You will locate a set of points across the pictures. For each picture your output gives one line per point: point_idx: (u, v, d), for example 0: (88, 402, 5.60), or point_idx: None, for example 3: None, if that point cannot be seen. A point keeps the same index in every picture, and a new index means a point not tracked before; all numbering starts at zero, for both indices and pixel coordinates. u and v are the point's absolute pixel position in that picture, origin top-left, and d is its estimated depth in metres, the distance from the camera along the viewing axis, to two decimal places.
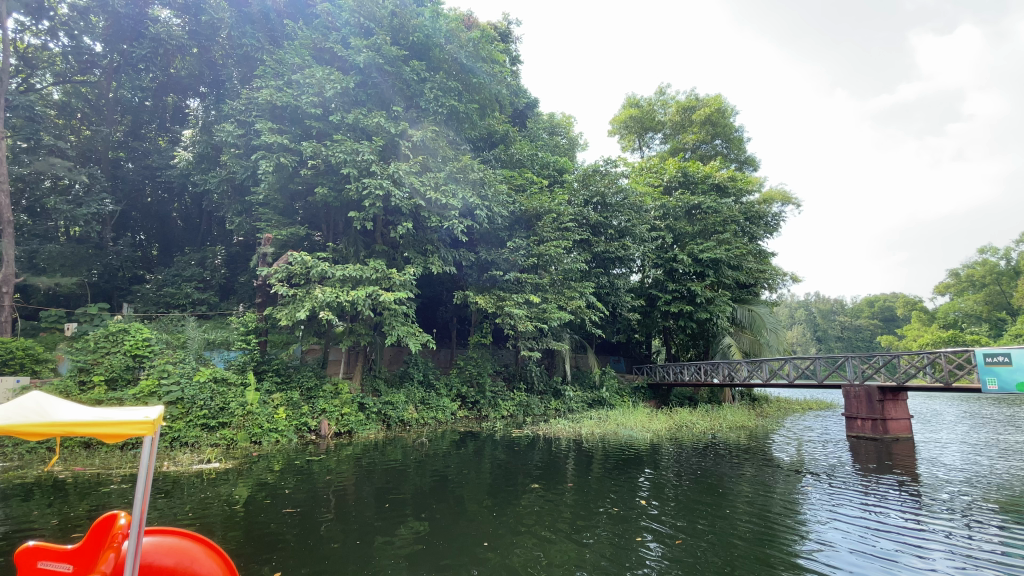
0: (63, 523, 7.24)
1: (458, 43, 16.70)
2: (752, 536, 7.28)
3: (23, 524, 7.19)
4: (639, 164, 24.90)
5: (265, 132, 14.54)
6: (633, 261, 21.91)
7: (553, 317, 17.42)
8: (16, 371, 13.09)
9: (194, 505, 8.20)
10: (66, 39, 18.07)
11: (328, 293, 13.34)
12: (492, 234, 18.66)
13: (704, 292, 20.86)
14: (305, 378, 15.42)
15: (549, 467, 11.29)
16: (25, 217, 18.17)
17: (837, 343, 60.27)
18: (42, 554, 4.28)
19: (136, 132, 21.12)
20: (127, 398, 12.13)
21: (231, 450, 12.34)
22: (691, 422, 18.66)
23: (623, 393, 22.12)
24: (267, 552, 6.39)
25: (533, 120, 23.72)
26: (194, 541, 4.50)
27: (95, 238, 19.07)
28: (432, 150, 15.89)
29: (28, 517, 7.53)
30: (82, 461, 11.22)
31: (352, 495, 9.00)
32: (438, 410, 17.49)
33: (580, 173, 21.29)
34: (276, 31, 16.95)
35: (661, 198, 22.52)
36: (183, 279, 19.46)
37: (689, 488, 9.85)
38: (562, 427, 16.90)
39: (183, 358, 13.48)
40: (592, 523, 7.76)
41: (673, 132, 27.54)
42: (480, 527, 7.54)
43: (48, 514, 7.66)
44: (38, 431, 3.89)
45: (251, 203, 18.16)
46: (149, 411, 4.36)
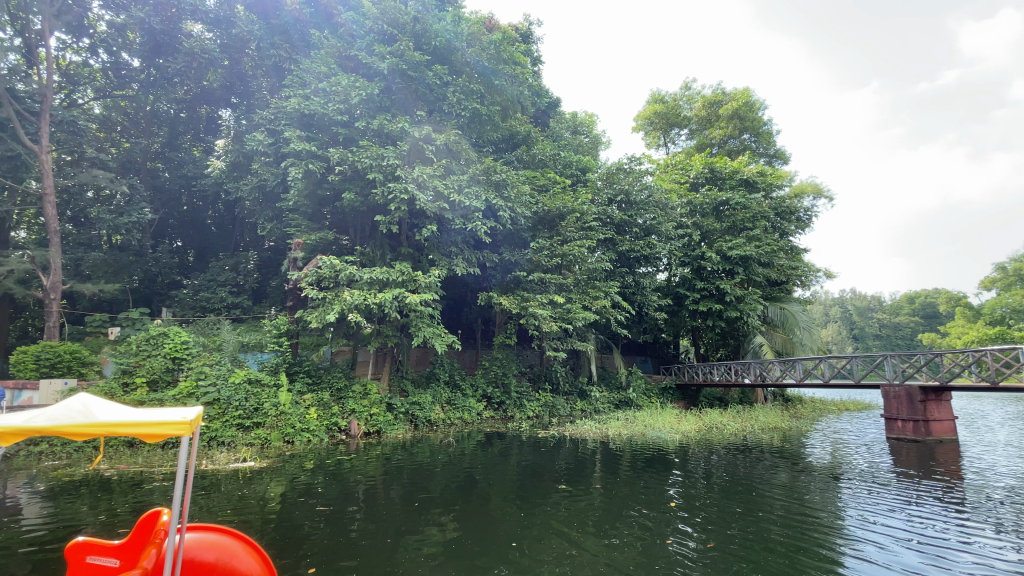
0: (109, 519, 7.51)
1: (479, 45, 16.74)
2: (788, 540, 7.07)
3: (73, 520, 7.49)
4: (664, 161, 24.42)
5: (294, 139, 14.87)
6: (660, 260, 21.49)
7: (578, 317, 17.24)
8: (64, 374, 13.68)
9: (231, 502, 8.42)
10: (105, 55, 18.74)
11: (356, 295, 13.56)
12: (516, 235, 18.59)
13: (734, 290, 20.33)
14: (335, 378, 15.66)
15: (576, 469, 11.19)
16: (71, 227, 19.00)
17: (874, 341, 57.99)
18: (90, 549, 4.40)
19: (173, 143, 21.68)
20: (168, 399, 12.57)
21: (265, 449, 12.64)
22: (722, 424, 18.20)
23: (651, 394, 21.71)
24: (302, 548, 6.48)
25: (555, 119, 23.60)
26: (233, 537, 4.56)
27: (136, 246, 19.81)
28: (455, 154, 15.94)
29: (77, 513, 7.82)
30: (126, 460, 11.64)
31: (381, 494, 9.05)
32: (464, 410, 17.53)
33: (604, 172, 21.09)
34: (303, 41, 17.31)
35: (688, 195, 22.09)
36: (217, 283, 20.05)
37: (721, 492, 9.55)
38: (589, 428, 16.70)
39: (219, 360, 13.88)
40: (622, 525, 7.64)
41: (699, 127, 26.94)
42: (508, 527, 7.48)
43: (95, 510, 7.94)
44: (84, 430, 4.03)
45: (282, 209, 18.58)
46: (185, 414, 4.42)
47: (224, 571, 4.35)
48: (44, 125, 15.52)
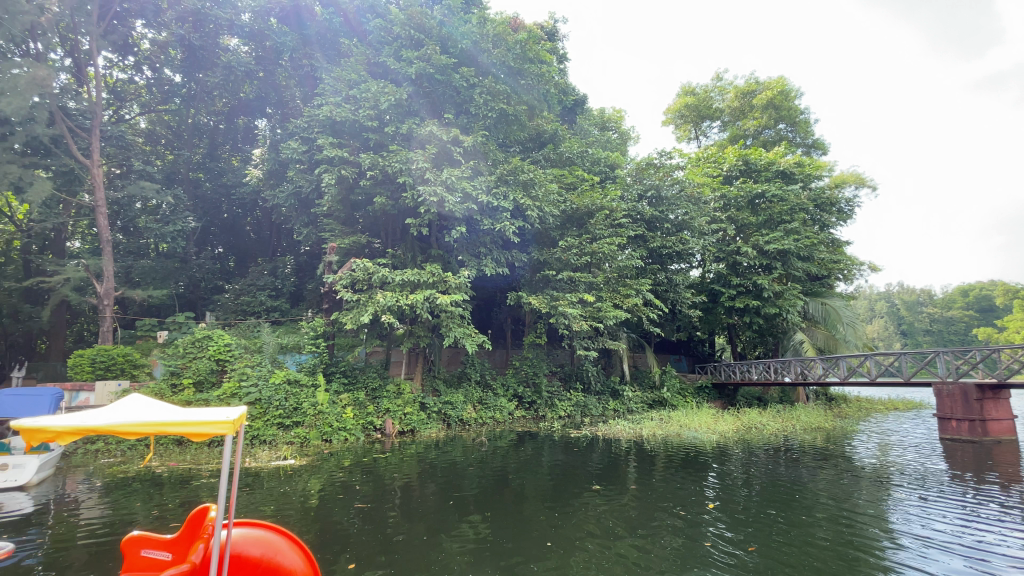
0: (161, 514, 7.85)
1: (505, 46, 16.67)
2: (833, 545, 6.74)
3: (128, 514, 7.85)
4: (696, 154, 23.40)
5: (327, 146, 15.16)
6: (693, 256, 20.91)
7: (609, 316, 16.96)
8: (118, 376, 14.38)
9: (273, 498, 8.65)
10: (149, 71, 19.51)
11: (389, 297, 13.78)
12: (544, 234, 18.50)
13: (772, 286, 19.65)
14: (370, 378, 15.90)
15: (609, 469, 11.02)
16: (121, 236, 19.99)
17: (925, 337, 55.11)
18: (144, 544, 4.56)
19: (213, 154, 22.27)
20: (213, 399, 13.09)
21: (304, 448, 12.98)
22: (761, 424, 17.59)
23: (686, 393, 21.12)
24: (341, 543, 6.59)
25: (583, 117, 23.31)
26: (277, 533, 4.62)
27: (181, 253, 20.66)
28: (482, 155, 16.12)
29: (132, 508, 8.19)
30: (175, 457, 12.17)
31: (416, 492, 9.10)
32: (496, 410, 17.51)
33: (633, 167, 20.74)
34: (333, 49, 17.65)
35: (721, 188, 21.42)
36: (257, 288, 20.73)
37: (761, 494, 9.20)
38: (622, 428, 16.38)
39: (260, 362, 14.34)
40: (658, 526, 7.46)
41: (732, 119, 26.07)
42: (542, 527, 7.37)
43: (148, 505, 8.31)
44: (136, 430, 4.16)
45: (316, 214, 19.00)
46: (228, 414, 4.48)
47: (269, 565, 4.40)
48: (94, 140, 16.36)
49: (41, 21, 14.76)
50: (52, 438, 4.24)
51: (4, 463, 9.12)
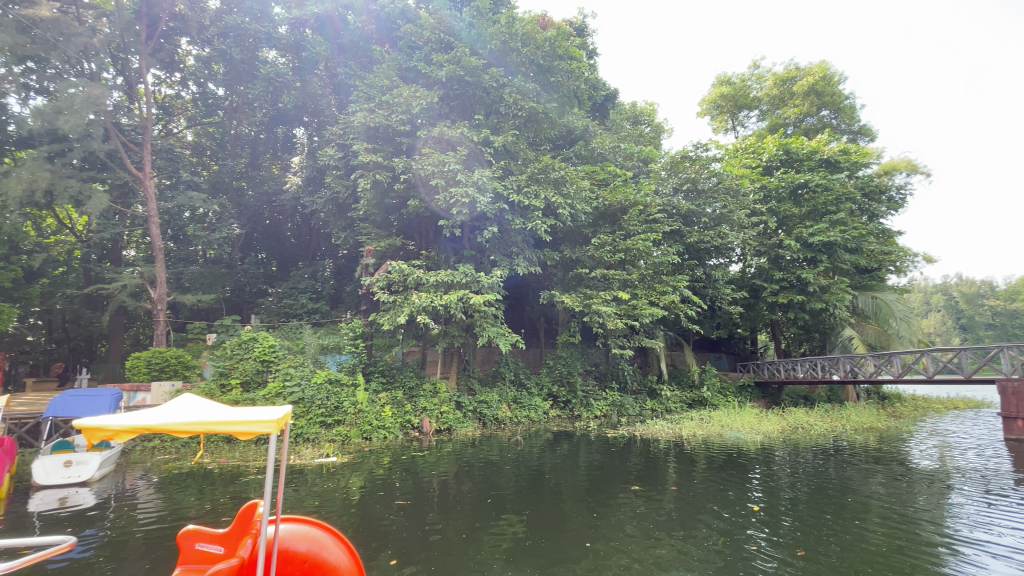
0: (213, 509, 8.14)
1: (534, 44, 16.51)
2: (890, 551, 6.33)
3: (181, 508, 8.19)
4: (732, 146, 22.36)
5: (362, 152, 15.41)
6: (733, 251, 20.17)
7: (645, 313, 16.48)
8: (171, 377, 15.10)
9: (316, 495, 8.85)
10: (194, 86, 20.36)
11: (424, 298, 13.92)
12: (577, 232, 18.25)
13: (817, 280, 18.83)
14: (407, 378, 16.09)
15: (648, 469, 10.74)
16: (172, 244, 21.01)
17: (986, 332, 51.50)
18: (197, 537, 4.57)
19: (255, 163, 23.07)
20: (259, 399, 13.59)
21: (346, 445, 13.30)
22: (808, 423, 16.80)
23: (727, 392, 20.35)
24: (382, 540, 6.64)
25: (614, 112, 22.80)
26: (322, 529, 4.61)
27: (227, 259, 21.50)
28: (513, 154, 16.27)
29: (185, 502, 8.53)
30: (225, 454, 12.68)
31: (453, 490, 9.11)
32: (531, 409, 17.39)
33: (668, 161, 20.17)
34: (366, 56, 17.98)
35: (761, 179, 20.49)
36: (298, 291, 21.40)
37: (809, 497, 8.78)
38: (660, 428, 15.98)
39: (302, 362, 14.79)
40: (700, 528, 7.20)
41: (771, 107, 24.96)
42: (580, 527, 7.24)
43: (200, 500, 8.66)
44: (187, 429, 4.26)
45: (353, 218, 19.37)
46: (274, 413, 4.54)
47: (316, 562, 4.39)
48: (146, 154, 17.24)
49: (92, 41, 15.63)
50: (110, 437, 4.36)
51: (69, 459, 9.70)
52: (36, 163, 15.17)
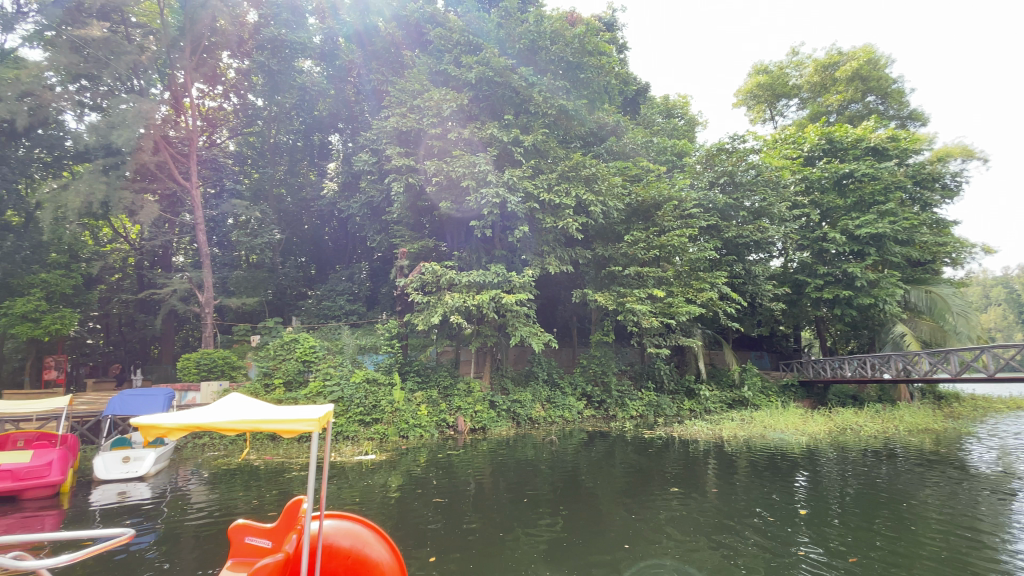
0: (260, 503, 8.46)
1: (563, 41, 16.37)
2: (951, 560, 5.95)
3: (230, 503, 8.54)
4: (772, 137, 21.21)
5: (394, 156, 15.59)
6: (774, 245, 19.40)
7: (681, 311, 15.94)
8: (219, 377, 15.76)
9: (357, 491, 9.05)
10: (235, 98, 21.24)
11: (457, 298, 14.03)
12: (609, 229, 17.95)
13: (865, 274, 17.93)
14: (441, 377, 16.24)
15: (686, 471, 10.46)
16: (217, 250, 21.94)
17: None
18: (246, 531, 4.64)
19: (294, 170, 23.41)
20: (300, 398, 14.04)
21: (383, 443, 13.58)
22: (858, 424, 16.00)
23: (770, 392, 19.58)
24: (421, 537, 6.71)
25: (646, 106, 22.28)
26: (365, 526, 4.53)
27: (269, 263, 22.24)
28: (543, 152, 16.11)
29: (234, 497, 8.89)
30: (270, 451, 13.16)
31: (489, 489, 9.10)
32: (565, 408, 17.24)
33: (703, 154, 19.55)
34: (396, 62, 18.24)
35: (802, 169, 19.57)
36: (336, 293, 22.00)
37: (860, 501, 8.31)
38: (699, 429, 15.56)
39: (341, 362, 15.18)
40: (743, 532, 6.95)
41: (812, 95, 23.83)
42: (619, 529, 7.07)
43: (247, 495, 9.00)
44: (234, 427, 4.37)
45: (387, 221, 19.66)
46: (316, 412, 4.59)
47: (359, 561, 4.33)
48: (193, 164, 18.02)
49: (141, 59, 16.66)
50: (164, 435, 4.44)
51: (128, 455, 10.32)
52: (93, 176, 16.02)
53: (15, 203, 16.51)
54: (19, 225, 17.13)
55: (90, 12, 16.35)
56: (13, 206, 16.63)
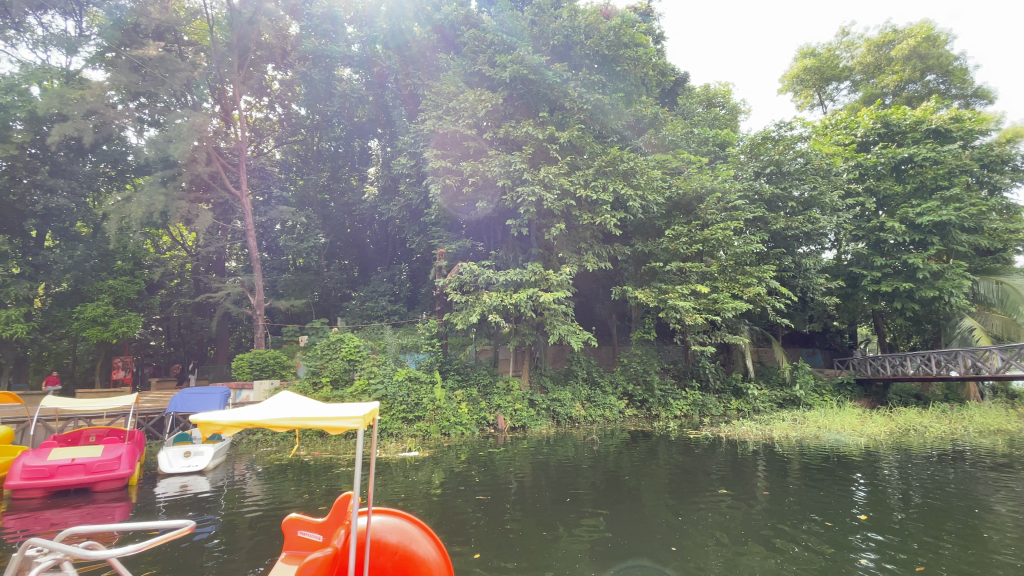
0: (310, 497, 8.74)
1: (598, 35, 16.11)
2: None
3: (282, 496, 8.86)
4: (821, 122, 20.01)
5: (432, 158, 15.67)
6: (826, 236, 18.38)
7: (727, 307, 15.32)
8: (270, 375, 16.49)
9: (401, 487, 9.20)
10: (280, 109, 22.11)
11: (495, 297, 14.10)
12: (649, 224, 17.53)
13: (927, 265, 16.80)
14: (480, 376, 16.37)
15: (734, 472, 10.07)
16: (267, 255, 22.96)
17: None
18: (299, 525, 4.71)
19: (336, 176, 23.74)
20: (347, 396, 14.48)
21: (426, 440, 13.84)
22: (924, 425, 14.94)
23: (823, 391, 18.62)
24: (465, 534, 6.73)
25: (684, 96, 21.57)
26: (412, 522, 4.54)
27: (314, 266, 23.05)
28: (579, 149, 15.84)
29: (286, 491, 9.20)
30: (318, 447, 13.64)
31: (530, 487, 9.04)
32: (605, 408, 16.97)
33: (747, 143, 18.77)
34: (432, 65, 18.46)
35: (856, 155, 18.45)
36: (378, 294, 22.52)
37: (925, 506, 7.78)
38: (748, 429, 14.99)
39: (385, 361, 15.53)
40: (796, 536, 6.63)
41: (865, 77, 22.39)
42: (664, 529, 6.91)
43: (298, 489, 9.29)
44: (284, 425, 4.42)
45: (426, 223, 19.89)
46: (360, 410, 4.65)
47: (406, 557, 4.31)
48: (242, 173, 18.87)
49: (193, 75, 17.64)
50: (220, 431, 4.58)
51: (188, 450, 10.92)
52: (152, 188, 17.02)
53: (84, 214, 17.75)
54: (88, 235, 18.42)
55: (146, 32, 17.35)
56: (82, 217, 17.89)
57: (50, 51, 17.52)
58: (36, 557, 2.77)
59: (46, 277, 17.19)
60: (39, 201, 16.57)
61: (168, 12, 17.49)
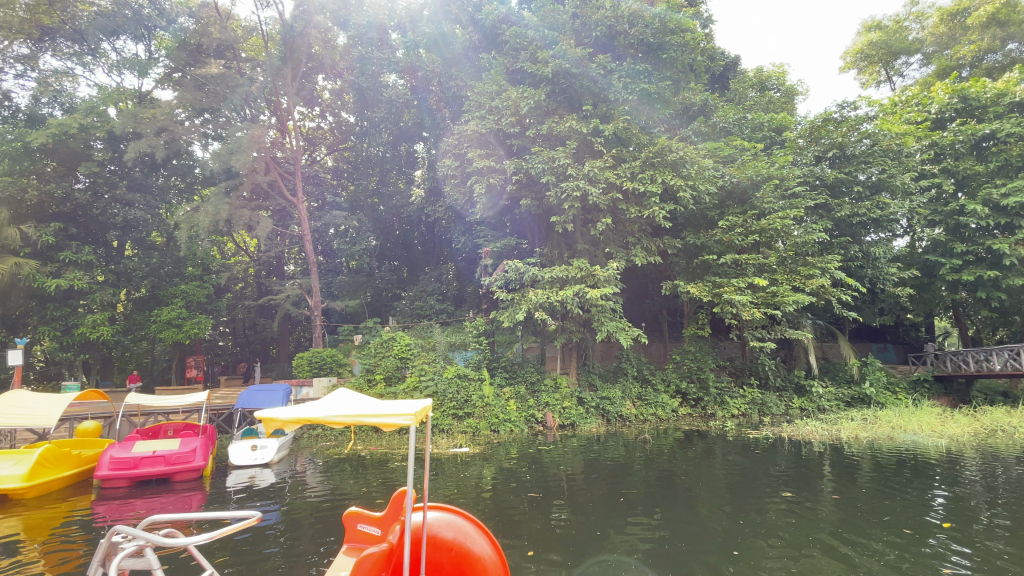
0: (366, 491, 9.03)
1: (642, 22, 15.67)
2: None
3: (341, 489, 9.17)
4: (888, 100, 18.46)
5: (476, 158, 15.74)
6: (897, 223, 17.01)
7: (788, 301, 14.48)
8: (328, 373, 17.24)
9: (454, 482, 9.35)
10: (331, 117, 22.98)
11: (541, 295, 13.98)
12: (700, 215, 16.87)
13: (1017, 251, 15.22)
14: (528, 373, 16.36)
15: (798, 474, 9.53)
16: (322, 258, 23.96)
17: None
18: (359, 518, 4.80)
19: (384, 180, 24.27)
20: (400, 393, 14.89)
21: (477, 437, 14.03)
22: (1019, 426, 13.51)
23: (897, 388, 17.28)
24: (517, 531, 6.73)
25: (736, 80, 20.57)
26: (466, 519, 4.55)
27: (366, 268, 23.82)
28: (625, 141, 15.45)
29: (344, 484, 9.54)
30: (374, 442, 14.11)
31: (582, 486, 8.91)
32: (657, 406, 16.50)
33: (806, 127, 17.55)
34: (473, 66, 18.57)
35: (930, 134, 16.98)
36: (427, 293, 22.92)
37: (1020, 514, 7.07)
38: (812, 429, 14.16)
39: (434, 359, 15.83)
40: (871, 543, 6.19)
41: (939, 48, 20.48)
42: (723, 533, 6.61)
43: (356, 483, 9.61)
44: (338, 422, 4.53)
45: (471, 223, 20.04)
46: (412, 407, 4.71)
47: (461, 553, 4.33)
48: (298, 181, 19.75)
49: (251, 89, 18.64)
50: (282, 426, 4.80)
51: (255, 444, 11.54)
52: (218, 198, 18.12)
53: (159, 224, 19.15)
54: (163, 244, 19.85)
55: (207, 52, 18.48)
56: (157, 227, 19.32)
57: (124, 74, 19.04)
58: (121, 543, 2.98)
59: (127, 283, 18.71)
60: (119, 213, 18.04)
61: (226, 31, 18.62)
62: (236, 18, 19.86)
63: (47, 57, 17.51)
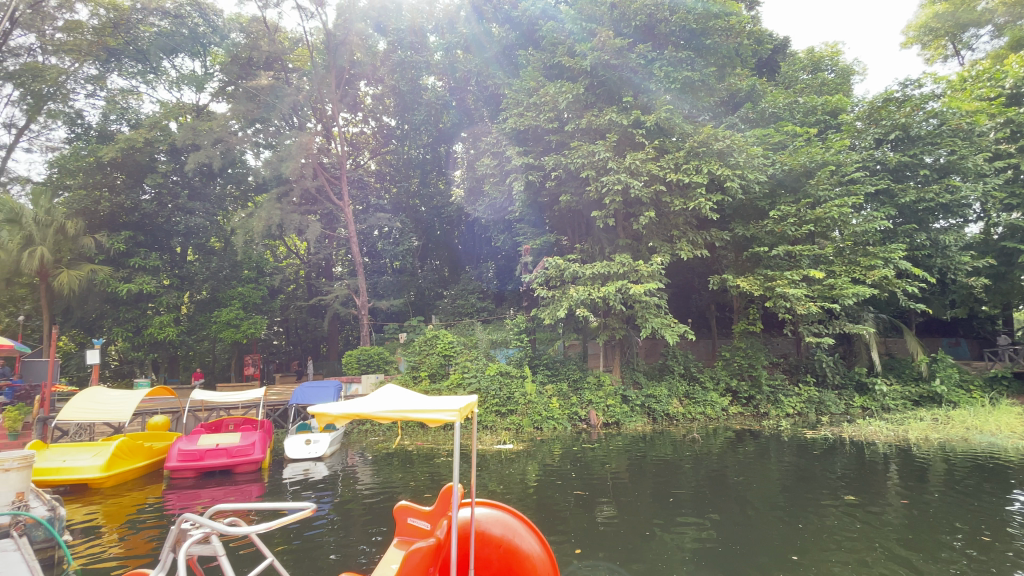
0: (414, 484, 9.23)
1: (685, 8, 15.22)
2: None
3: (390, 483, 9.41)
4: (957, 76, 17.06)
5: (515, 156, 15.84)
6: (970, 208, 15.72)
7: (847, 294, 13.68)
8: (375, 370, 17.73)
9: (499, 478, 9.40)
10: (373, 122, 23.53)
11: (582, 292, 13.80)
12: (749, 206, 16.15)
13: None
14: (571, 371, 16.24)
15: (861, 477, 8.99)
16: (367, 259, 24.64)
17: None
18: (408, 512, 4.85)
19: (425, 181, 24.41)
20: (444, 390, 15.14)
21: (520, 434, 14.07)
22: None
23: (972, 386, 15.97)
24: (565, 529, 6.67)
25: (785, 63, 19.60)
26: (513, 515, 4.54)
27: (410, 268, 24.30)
28: (668, 131, 15.00)
29: (392, 478, 9.77)
30: (420, 438, 14.40)
31: (628, 486, 8.72)
32: (706, 405, 15.97)
33: (864, 108, 16.41)
34: (512, 63, 18.76)
35: (1006, 110, 15.60)
36: (468, 292, 23.09)
37: None
38: (876, 429, 13.34)
39: (476, 356, 15.98)
40: (945, 551, 5.77)
41: (1014, 17, 18.75)
42: (780, 537, 6.32)
43: (404, 477, 9.83)
44: (383, 417, 4.62)
45: (511, 220, 20.08)
46: (457, 403, 4.74)
47: (510, 549, 4.34)
48: (343, 185, 20.43)
49: (298, 98, 19.40)
50: (333, 421, 4.94)
51: (309, 438, 12.01)
52: (270, 203, 18.99)
53: (217, 230, 20.28)
54: (220, 248, 20.98)
55: (257, 65, 19.37)
56: (215, 233, 20.45)
57: (183, 90, 20.25)
58: (190, 530, 3.16)
59: (190, 286, 19.91)
60: (182, 221, 19.22)
61: (275, 43, 19.46)
62: (284, 30, 20.72)
63: (114, 76, 18.84)
